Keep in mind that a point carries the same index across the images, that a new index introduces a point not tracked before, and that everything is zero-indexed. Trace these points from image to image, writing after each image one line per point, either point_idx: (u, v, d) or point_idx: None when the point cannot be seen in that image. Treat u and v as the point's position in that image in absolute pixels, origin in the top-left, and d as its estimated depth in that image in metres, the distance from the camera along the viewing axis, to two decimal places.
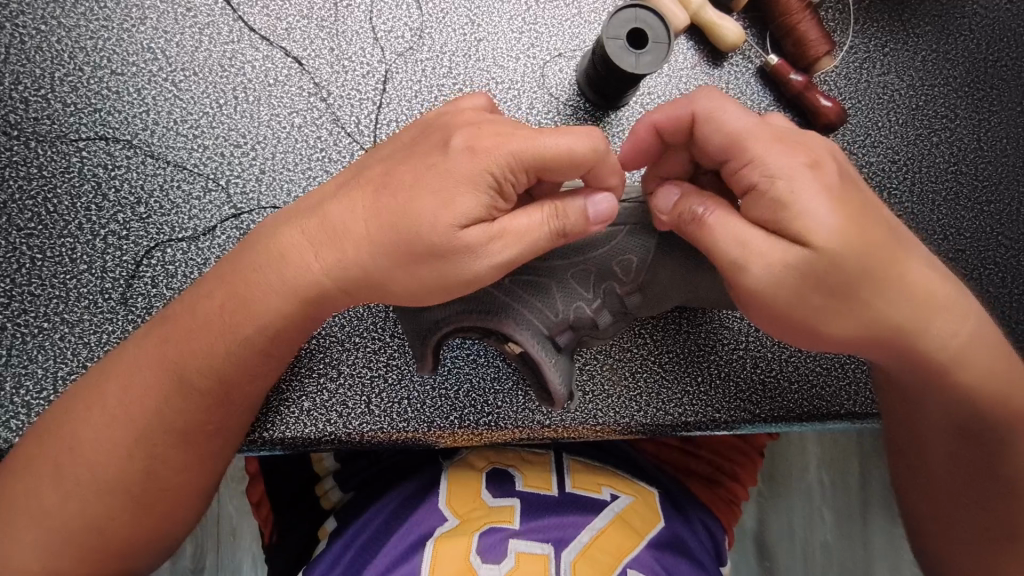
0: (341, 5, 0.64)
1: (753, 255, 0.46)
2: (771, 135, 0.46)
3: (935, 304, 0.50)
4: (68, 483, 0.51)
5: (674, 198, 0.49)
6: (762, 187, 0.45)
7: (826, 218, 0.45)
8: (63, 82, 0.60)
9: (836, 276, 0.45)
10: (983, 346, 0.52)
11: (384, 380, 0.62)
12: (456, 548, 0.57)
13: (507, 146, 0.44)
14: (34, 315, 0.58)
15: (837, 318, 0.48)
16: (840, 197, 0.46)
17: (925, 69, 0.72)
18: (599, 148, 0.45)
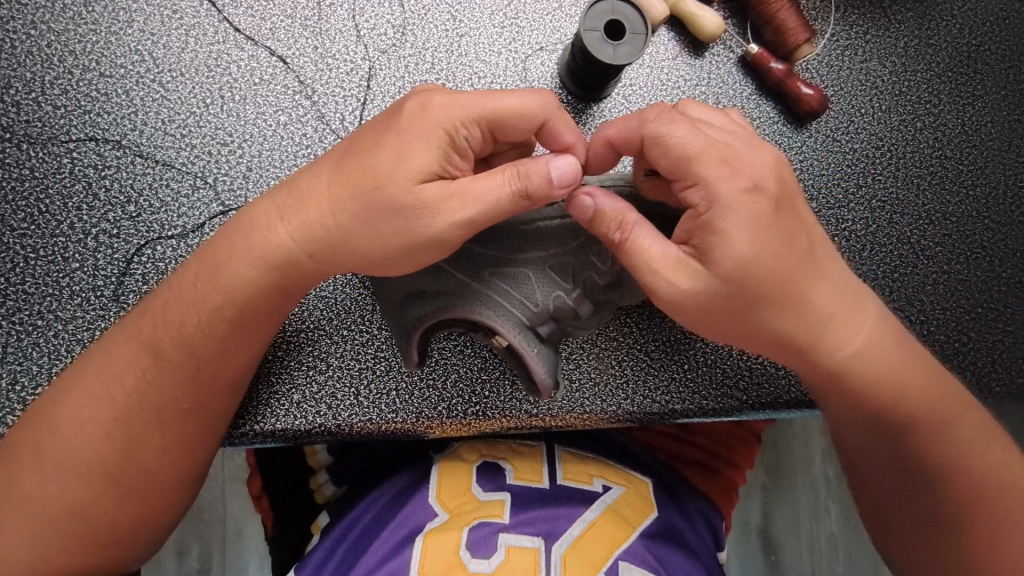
0: (324, 4, 0.65)
1: (670, 276, 0.50)
2: (717, 154, 0.48)
3: (851, 319, 0.52)
4: (65, 474, 0.52)
5: (590, 212, 0.51)
6: (702, 210, 0.49)
7: (739, 244, 0.48)
8: (53, 86, 0.61)
9: (744, 299, 0.49)
10: (907, 358, 0.54)
11: (372, 372, 0.63)
12: (445, 543, 0.58)
13: (461, 103, 0.49)
14: (29, 313, 0.59)
15: (746, 334, 0.52)
16: (761, 221, 0.48)
17: (908, 55, 0.72)
18: (547, 104, 0.50)
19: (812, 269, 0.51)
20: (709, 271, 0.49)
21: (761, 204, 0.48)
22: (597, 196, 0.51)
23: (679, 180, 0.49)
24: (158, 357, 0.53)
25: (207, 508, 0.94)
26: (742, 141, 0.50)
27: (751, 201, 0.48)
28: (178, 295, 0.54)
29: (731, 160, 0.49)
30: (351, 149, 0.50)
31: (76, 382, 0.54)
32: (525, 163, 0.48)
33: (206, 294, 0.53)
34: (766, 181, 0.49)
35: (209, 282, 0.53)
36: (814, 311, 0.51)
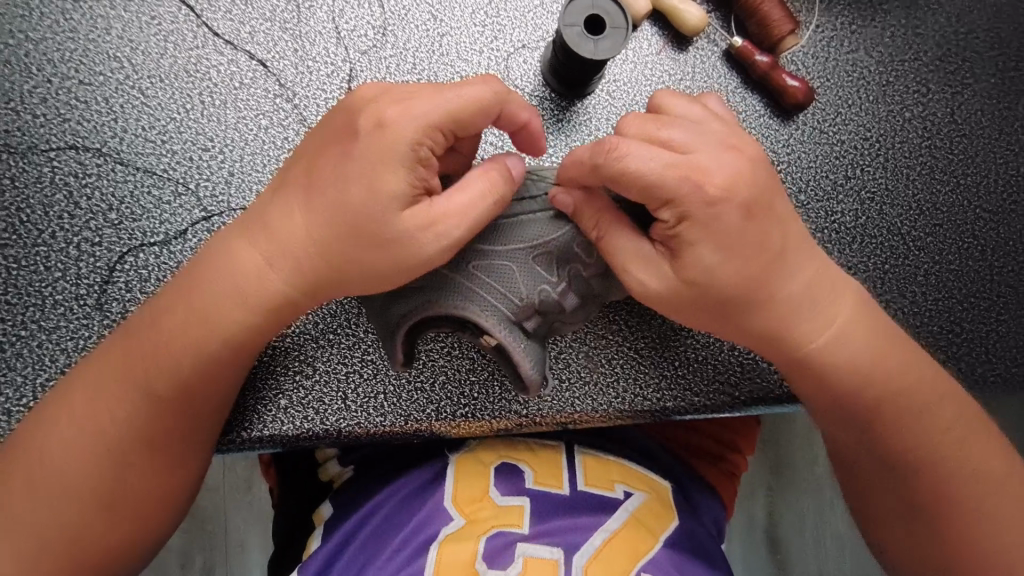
0: (303, 7, 0.65)
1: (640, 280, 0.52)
2: (681, 173, 0.48)
3: (818, 309, 0.53)
4: (48, 485, 0.52)
5: (571, 208, 0.53)
6: (674, 227, 0.49)
7: (704, 252, 0.49)
8: (32, 94, 0.61)
9: (712, 297, 0.51)
10: (878, 346, 0.55)
11: (359, 375, 0.62)
12: (462, 553, 0.57)
13: (415, 115, 0.47)
14: (12, 324, 0.58)
15: (716, 326, 0.54)
16: (726, 225, 0.49)
17: (894, 45, 0.72)
18: (499, 91, 0.49)
19: (782, 260, 0.52)
20: (677, 272, 0.50)
21: (728, 211, 0.48)
22: (574, 192, 0.53)
23: (650, 203, 0.49)
24: (142, 365, 0.53)
25: (205, 518, 0.93)
26: (707, 147, 0.50)
27: (715, 216, 0.48)
28: (162, 302, 0.54)
29: (698, 175, 0.48)
30: (330, 152, 0.50)
31: (60, 391, 0.53)
32: (490, 174, 0.50)
33: (189, 301, 0.53)
34: (733, 189, 0.49)
35: (191, 288, 0.53)
36: (782, 302, 0.52)
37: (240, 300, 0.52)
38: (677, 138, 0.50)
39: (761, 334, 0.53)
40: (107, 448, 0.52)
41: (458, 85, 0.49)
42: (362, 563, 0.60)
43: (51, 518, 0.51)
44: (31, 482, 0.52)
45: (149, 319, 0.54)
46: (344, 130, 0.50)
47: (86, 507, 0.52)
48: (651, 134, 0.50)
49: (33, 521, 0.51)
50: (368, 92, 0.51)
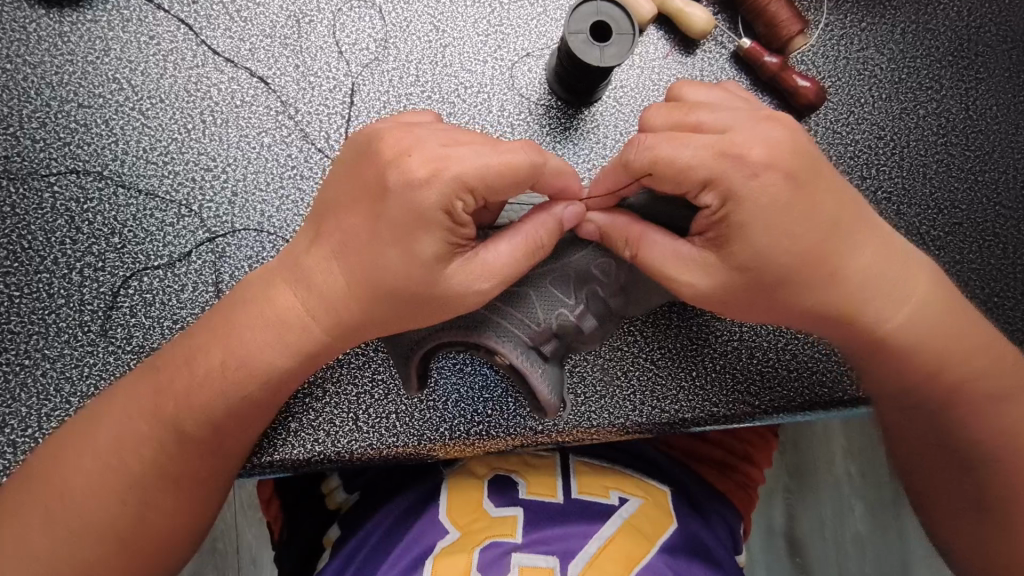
0: (303, 22, 0.64)
1: (685, 275, 0.49)
2: (718, 152, 0.46)
3: (891, 292, 0.51)
4: (53, 520, 0.50)
5: (597, 233, 0.53)
6: (716, 209, 0.47)
7: (755, 233, 0.46)
8: (31, 119, 0.60)
9: (772, 283, 0.48)
10: (947, 324, 0.53)
11: (370, 396, 0.61)
12: (457, 565, 0.55)
13: (446, 177, 0.44)
14: (15, 353, 0.57)
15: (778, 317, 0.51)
16: (779, 201, 0.46)
17: (905, 41, 0.70)
18: (535, 161, 0.45)
19: (845, 238, 0.49)
20: (727, 256, 0.48)
21: (777, 182, 0.46)
22: (598, 216, 0.53)
23: (689, 188, 0.47)
24: (151, 395, 0.51)
25: (218, 539, 0.91)
26: (737, 121, 0.47)
27: (762, 189, 0.46)
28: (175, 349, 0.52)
29: (736, 148, 0.46)
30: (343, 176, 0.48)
31: (70, 424, 0.53)
32: (535, 223, 0.49)
33: (203, 328, 0.52)
34: (776, 160, 0.46)
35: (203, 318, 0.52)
36: (854, 286, 0.50)
37: (250, 323, 0.50)
38: (705, 120, 0.48)
39: (832, 321, 0.51)
40: (114, 479, 0.51)
41: (495, 146, 0.45)
42: None
43: (55, 553, 0.50)
44: (36, 517, 0.50)
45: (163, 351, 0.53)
46: (371, 186, 0.46)
47: (93, 541, 0.51)
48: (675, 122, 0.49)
49: (38, 557, 0.50)
50: (393, 138, 0.47)
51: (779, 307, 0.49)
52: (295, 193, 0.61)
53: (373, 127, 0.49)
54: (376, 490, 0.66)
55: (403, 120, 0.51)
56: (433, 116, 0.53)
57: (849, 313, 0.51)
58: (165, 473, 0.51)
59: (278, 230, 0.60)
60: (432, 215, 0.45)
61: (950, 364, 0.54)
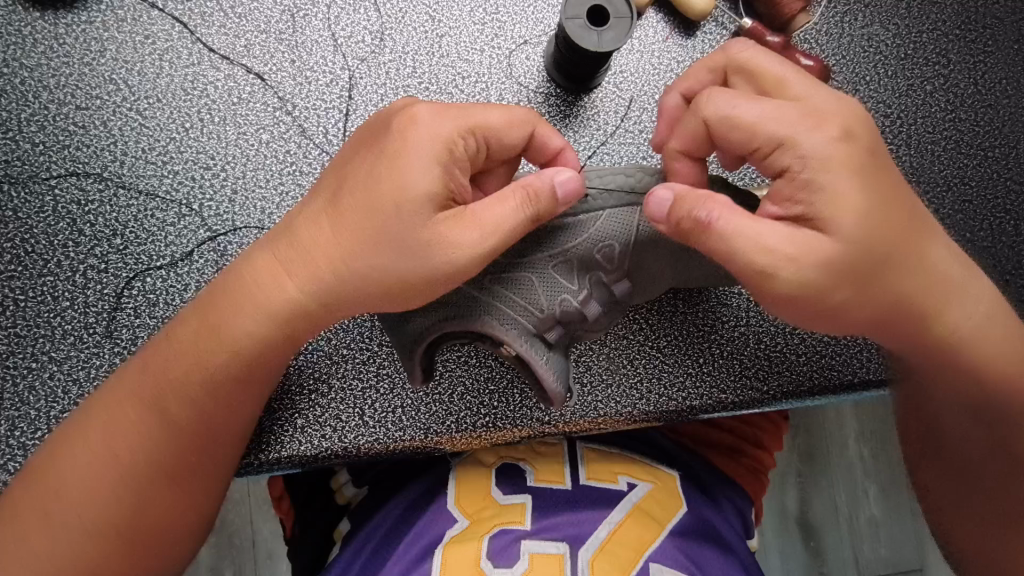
0: (297, 17, 0.64)
1: (779, 250, 0.45)
2: (795, 112, 0.46)
3: (951, 283, 0.51)
4: (61, 523, 0.50)
5: (669, 204, 0.47)
6: (797, 169, 0.46)
7: (844, 201, 0.45)
8: (30, 123, 0.60)
9: (852, 270, 0.46)
10: (993, 319, 0.54)
11: (375, 390, 0.61)
12: (467, 552, 0.55)
13: (453, 117, 0.47)
14: (22, 356, 0.58)
15: (851, 311, 0.48)
16: (862, 170, 0.46)
17: (911, 16, 0.69)
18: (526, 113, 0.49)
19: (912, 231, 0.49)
20: (815, 248, 0.45)
21: (859, 153, 0.46)
22: (676, 187, 0.47)
23: (762, 146, 0.46)
24: (157, 395, 0.51)
25: (233, 535, 0.92)
26: (809, 86, 0.48)
27: (846, 153, 0.45)
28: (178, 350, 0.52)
29: (823, 114, 0.46)
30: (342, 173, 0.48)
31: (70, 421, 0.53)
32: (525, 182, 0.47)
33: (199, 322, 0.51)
34: (863, 130, 0.47)
35: (200, 308, 0.51)
36: (917, 277, 0.50)
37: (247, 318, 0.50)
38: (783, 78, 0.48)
39: (902, 311, 0.50)
40: (122, 480, 0.51)
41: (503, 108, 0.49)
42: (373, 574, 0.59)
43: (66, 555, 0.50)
44: (45, 520, 0.50)
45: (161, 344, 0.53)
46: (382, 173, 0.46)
47: (106, 542, 0.51)
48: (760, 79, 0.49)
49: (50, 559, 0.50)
50: (402, 100, 0.50)
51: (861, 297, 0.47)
52: (295, 189, 0.61)
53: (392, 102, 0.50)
54: (385, 482, 0.66)
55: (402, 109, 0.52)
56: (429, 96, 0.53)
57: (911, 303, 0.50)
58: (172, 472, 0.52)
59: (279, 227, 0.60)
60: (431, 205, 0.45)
61: (1000, 356, 0.55)
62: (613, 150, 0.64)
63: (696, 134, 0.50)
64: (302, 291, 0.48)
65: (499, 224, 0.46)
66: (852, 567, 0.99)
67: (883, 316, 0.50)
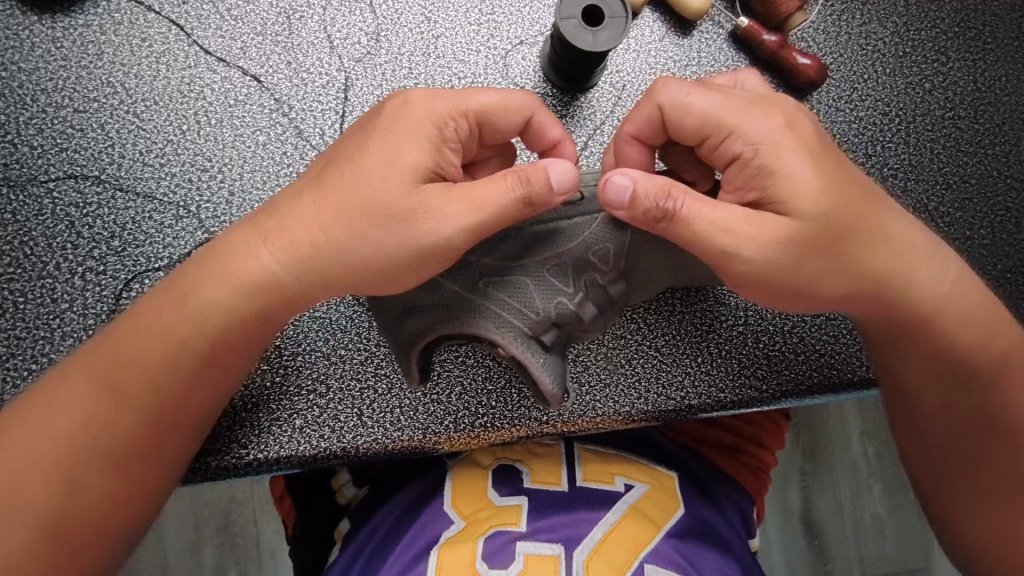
0: (294, 18, 0.64)
1: (740, 228, 0.46)
2: (745, 103, 0.48)
3: (913, 259, 0.52)
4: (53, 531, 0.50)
5: (628, 191, 0.46)
6: (748, 156, 0.47)
7: (808, 179, 0.46)
8: (28, 126, 0.60)
9: (819, 246, 0.47)
10: (971, 298, 0.55)
11: (373, 391, 0.61)
12: (461, 554, 0.55)
13: (453, 98, 0.48)
14: (23, 358, 0.58)
15: (821, 287, 0.49)
16: (817, 152, 0.48)
17: (909, 14, 0.68)
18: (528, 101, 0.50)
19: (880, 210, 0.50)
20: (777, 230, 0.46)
21: (812, 137, 0.48)
22: (632, 173, 0.46)
23: (713, 134, 0.48)
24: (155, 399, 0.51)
25: (237, 535, 0.92)
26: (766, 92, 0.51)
27: (794, 135, 0.47)
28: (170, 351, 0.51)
29: (766, 101, 0.49)
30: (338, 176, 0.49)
31: (32, 411, 0.50)
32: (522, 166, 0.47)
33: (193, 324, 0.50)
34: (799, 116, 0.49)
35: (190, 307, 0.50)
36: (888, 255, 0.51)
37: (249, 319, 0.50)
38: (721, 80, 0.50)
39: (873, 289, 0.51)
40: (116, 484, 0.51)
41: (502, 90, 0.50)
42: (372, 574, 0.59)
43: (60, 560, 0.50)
44: None
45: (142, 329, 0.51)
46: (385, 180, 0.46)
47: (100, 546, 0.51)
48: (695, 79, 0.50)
49: None
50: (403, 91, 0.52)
51: (828, 272, 0.49)
52: None
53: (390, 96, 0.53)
54: (385, 482, 0.66)
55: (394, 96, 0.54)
56: None
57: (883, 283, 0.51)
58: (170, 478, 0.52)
59: None
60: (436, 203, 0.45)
61: (980, 336, 0.55)
62: None
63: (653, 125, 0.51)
64: (305, 299, 0.49)
65: (485, 199, 0.46)
66: (856, 564, 0.98)
67: (852, 294, 0.51)
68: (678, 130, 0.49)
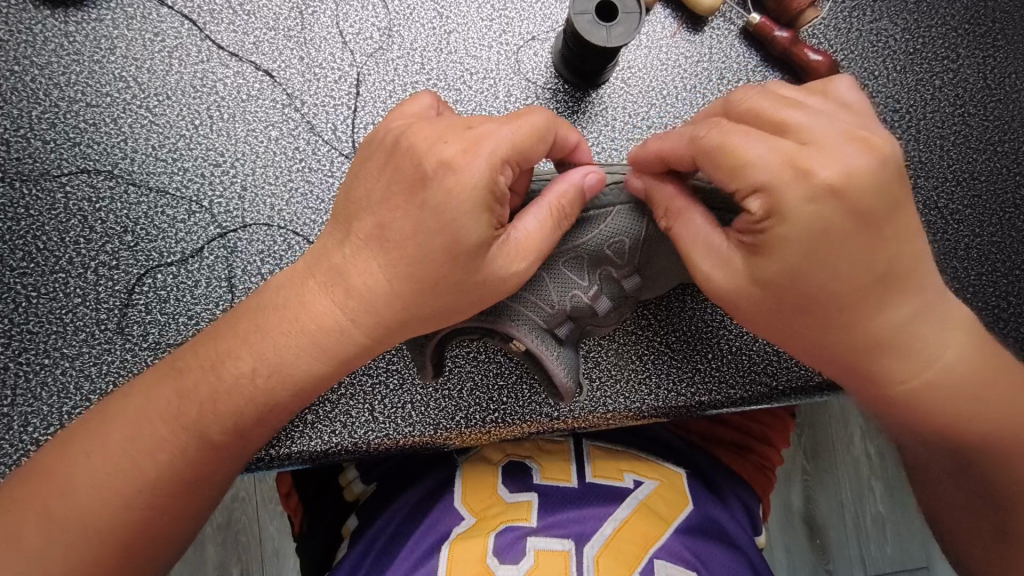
0: (306, 14, 0.64)
1: (703, 259, 0.48)
2: (788, 163, 0.42)
3: (913, 340, 0.47)
4: (59, 529, 0.49)
5: (642, 192, 0.53)
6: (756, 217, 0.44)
7: (789, 246, 0.43)
8: (40, 120, 0.60)
9: (780, 305, 0.46)
10: (985, 382, 0.49)
11: (385, 386, 0.61)
12: (472, 550, 0.54)
13: (485, 153, 0.44)
14: (34, 353, 0.58)
15: (793, 337, 0.49)
16: (828, 232, 0.43)
17: (920, 10, 0.68)
18: (550, 117, 0.47)
19: (901, 292, 0.46)
20: (739, 273, 0.46)
21: (832, 214, 0.42)
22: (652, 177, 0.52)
23: (740, 186, 0.44)
24: (175, 400, 0.51)
25: (240, 533, 0.92)
26: (834, 140, 0.43)
27: (812, 215, 0.42)
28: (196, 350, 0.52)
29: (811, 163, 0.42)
30: (356, 174, 0.49)
31: (76, 428, 0.51)
32: (556, 193, 0.49)
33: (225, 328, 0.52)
34: (848, 186, 0.42)
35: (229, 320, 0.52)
36: (893, 336, 0.47)
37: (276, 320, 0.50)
38: (789, 118, 0.44)
39: (862, 361, 0.48)
40: (122, 479, 0.50)
41: (523, 119, 0.46)
42: (381, 569, 0.59)
43: (59, 558, 0.48)
44: (39, 522, 0.48)
45: (186, 354, 0.52)
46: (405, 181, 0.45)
47: (102, 546, 0.49)
48: (757, 118, 0.45)
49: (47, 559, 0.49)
50: (423, 130, 0.46)
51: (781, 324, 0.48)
52: (304, 186, 0.61)
53: (397, 127, 0.47)
54: (395, 478, 0.66)
55: (407, 111, 0.49)
56: (433, 94, 0.51)
57: (881, 360, 0.48)
58: (184, 478, 0.51)
59: (288, 223, 0.61)
60: (456, 196, 0.44)
61: (985, 417, 0.50)
62: (622, 145, 0.64)
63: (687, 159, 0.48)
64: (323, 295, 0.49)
65: (540, 248, 0.48)
66: (858, 564, 0.98)
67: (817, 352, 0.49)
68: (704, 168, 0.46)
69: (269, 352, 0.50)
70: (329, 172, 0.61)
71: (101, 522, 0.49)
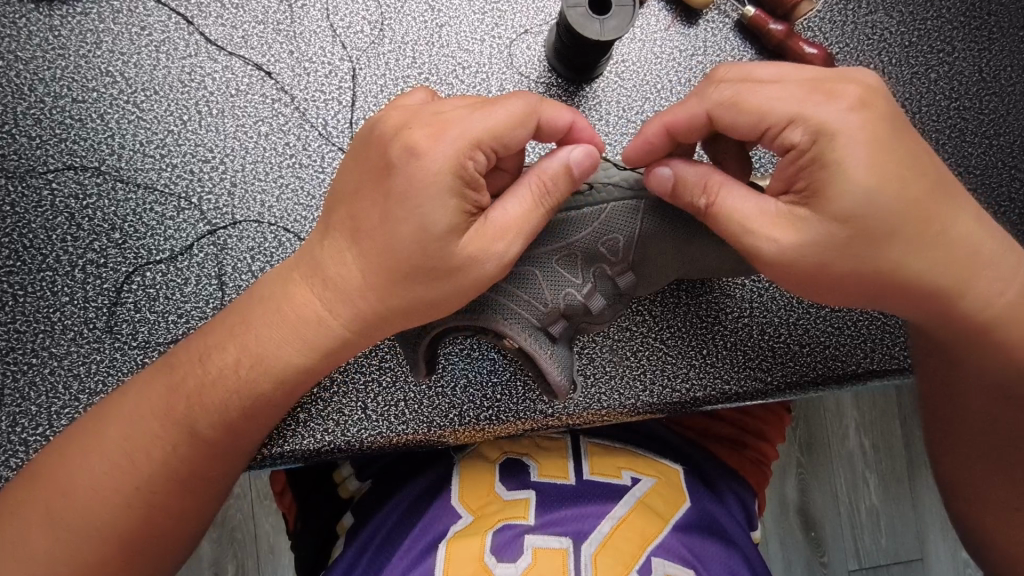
0: (296, 6, 0.63)
1: (773, 220, 0.45)
2: (809, 89, 0.44)
3: (972, 260, 0.48)
4: (48, 532, 0.48)
5: (670, 181, 0.49)
6: (806, 146, 0.44)
7: (857, 167, 0.43)
8: (26, 116, 0.59)
9: (870, 239, 0.44)
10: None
11: (378, 383, 0.60)
12: (469, 549, 0.54)
13: (450, 137, 0.43)
14: (22, 352, 0.57)
15: (872, 286, 0.46)
16: (880, 138, 0.43)
17: (916, 2, 0.68)
18: (531, 102, 0.45)
19: (952, 196, 0.47)
20: (814, 216, 0.44)
21: (875, 123, 0.43)
22: (675, 164, 0.49)
23: (772, 124, 0.44)
24: (167, 399, 0.50)
25: (235, 530, 0.91)
26: (834, 73, 0.46)
27: (852, 122, 0.43)
28: (185, 350, 0.52)
29: (823, 87, 0.44)
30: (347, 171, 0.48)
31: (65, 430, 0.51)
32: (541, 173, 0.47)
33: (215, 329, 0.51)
34: (873, 103, 0.44)
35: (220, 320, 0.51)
36: (955, 246, 0.47)
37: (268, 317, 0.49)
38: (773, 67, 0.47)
39: (925, 296, 0.48)
40: (112, 480, 0.49)
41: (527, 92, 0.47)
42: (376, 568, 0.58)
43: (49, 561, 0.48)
44: (28, 524, 0.48)
45: (177, 350, 0.52)
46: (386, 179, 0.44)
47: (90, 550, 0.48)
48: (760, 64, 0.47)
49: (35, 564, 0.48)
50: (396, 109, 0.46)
51: (860, 268, 0.45)
52: (294, 181, 0.61)
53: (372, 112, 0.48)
54: (390, 476, 0.66)
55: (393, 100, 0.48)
56: (426, 90, 0.49)
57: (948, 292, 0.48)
58: (179, 477, 0.50)
59: (279, 219, 0.60)
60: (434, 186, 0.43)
61: None
62: (616, 141, 0.64)
63: (695, 125, 0.48)
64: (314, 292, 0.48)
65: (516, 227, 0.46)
66: (852, 556, 0.98)
67: (884, 294, 0.47)
68: (729, 125, 0.46)
69: (261, 351, 0.49)
70: (320, 167, 0.61)
71: (94, 522, 0.48)
